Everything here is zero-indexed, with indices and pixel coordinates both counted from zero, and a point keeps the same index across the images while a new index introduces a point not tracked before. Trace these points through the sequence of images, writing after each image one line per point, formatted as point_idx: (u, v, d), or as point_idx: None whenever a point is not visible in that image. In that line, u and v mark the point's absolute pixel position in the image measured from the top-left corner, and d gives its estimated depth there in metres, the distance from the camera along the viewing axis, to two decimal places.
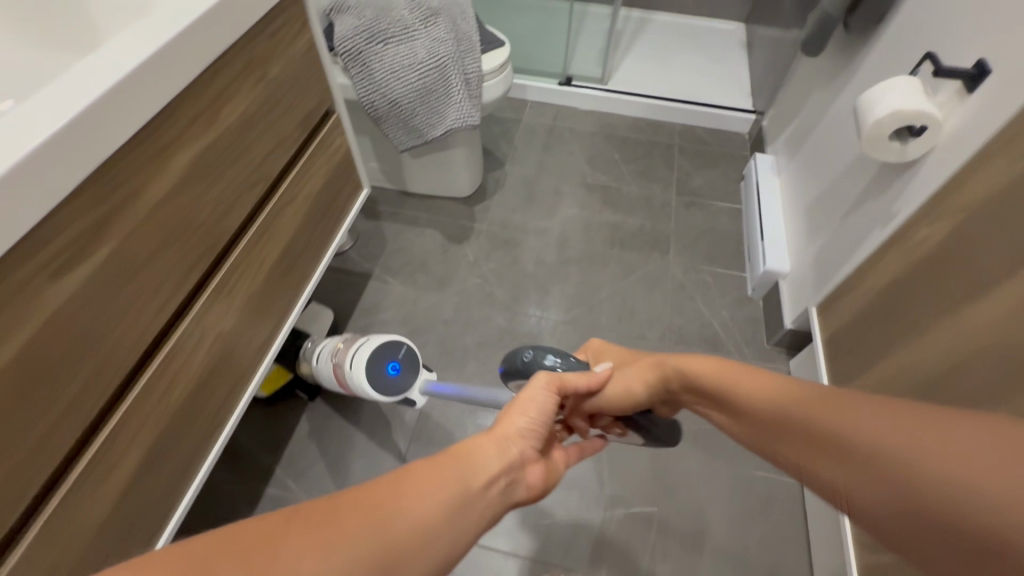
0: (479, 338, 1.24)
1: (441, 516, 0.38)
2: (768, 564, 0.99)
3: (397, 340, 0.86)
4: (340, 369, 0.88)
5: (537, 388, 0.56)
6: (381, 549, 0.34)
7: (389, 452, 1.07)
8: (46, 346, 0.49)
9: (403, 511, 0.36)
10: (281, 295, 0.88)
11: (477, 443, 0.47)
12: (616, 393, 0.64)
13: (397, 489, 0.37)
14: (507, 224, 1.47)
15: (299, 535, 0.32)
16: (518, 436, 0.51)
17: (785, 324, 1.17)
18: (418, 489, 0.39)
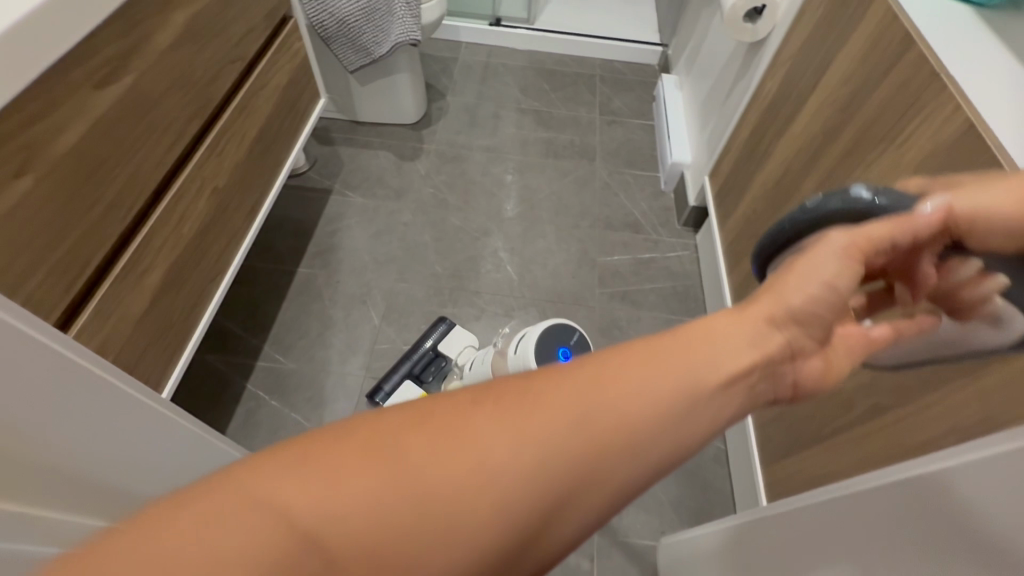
0: (436, 235, 1.40)
1: (655, 413, 0.36)
2: None
3: (568, 326, 0.90)
4: (501, 360, 0.94)
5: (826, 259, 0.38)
6: (583, 443, 0.34)
7: (365, 326, 1.22)
8: (96, 145, 0.61)
9: (619, 405, 0.35)
10: (262, 175, 1.00)
11: (731, 323, 0.39)
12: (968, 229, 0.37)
13: (608, 384, 0.36)
14: (453, 145, 1.63)
15: (467, 420, 0.33)
16: (808, 314, 0.39)
17: (690, 202, 1.41)
18: (648, 379, 0.36)
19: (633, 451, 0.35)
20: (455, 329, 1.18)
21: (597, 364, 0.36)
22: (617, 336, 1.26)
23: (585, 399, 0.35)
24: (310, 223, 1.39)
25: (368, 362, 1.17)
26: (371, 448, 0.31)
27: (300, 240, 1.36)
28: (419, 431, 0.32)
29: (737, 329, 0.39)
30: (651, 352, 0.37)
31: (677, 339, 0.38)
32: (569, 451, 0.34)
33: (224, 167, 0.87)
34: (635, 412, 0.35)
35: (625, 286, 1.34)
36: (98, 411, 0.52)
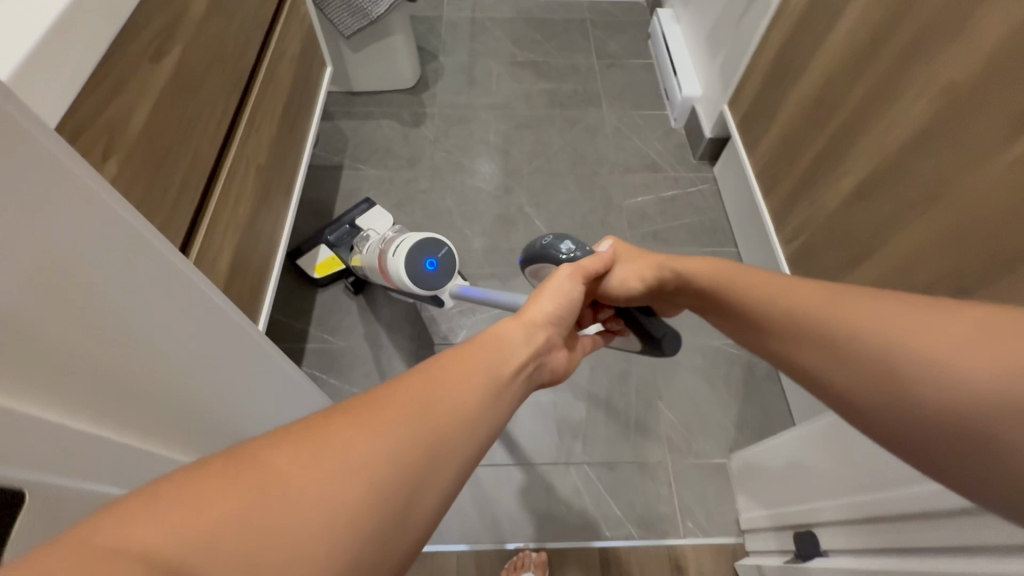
0: (458, 199, 1.38)
1: (473, 399, 0.39)
2: None
3: (439, 239, 0.94)
4: (382, 255, 0.96)
5: (563, 278, 0.57)
6: (426, 429, 0.34)
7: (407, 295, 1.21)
8: (160, 124, 0.58)
9: (448, 394, 0.37)
10: (292, 151, 0.97)
11: (505, 330, 0.48)
12: (617, 283, 0.65)
13: (434, 373, 0.38)
14: (456, 107, 1.59)
15: (315, 428, 0.32)
16: (543, 323, 0.52)
17: (706, 134, 1.41)
18: (463, 374, 0.40)
19: (467, 432, 0.37)
20: (377, 206, 1.20)
21: (426, 367, 0.39)
22: None
23: (425, 390, 0.37)
24: (328, 201, 1.36)
25: (418, 330, 1.17)
26: (234, 474, 0.28)
27: (322, 219, 1.33)
28: (280, 449, 0.30)
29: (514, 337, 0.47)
30: (461, 350, 0.43)
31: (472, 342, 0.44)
32: (418, 438, 0.34)
33: (263, 143, 0.84)
34: (461, 398, 0.38)
35: (654, 226, 1.35)
36: (209, 337, 0.50)
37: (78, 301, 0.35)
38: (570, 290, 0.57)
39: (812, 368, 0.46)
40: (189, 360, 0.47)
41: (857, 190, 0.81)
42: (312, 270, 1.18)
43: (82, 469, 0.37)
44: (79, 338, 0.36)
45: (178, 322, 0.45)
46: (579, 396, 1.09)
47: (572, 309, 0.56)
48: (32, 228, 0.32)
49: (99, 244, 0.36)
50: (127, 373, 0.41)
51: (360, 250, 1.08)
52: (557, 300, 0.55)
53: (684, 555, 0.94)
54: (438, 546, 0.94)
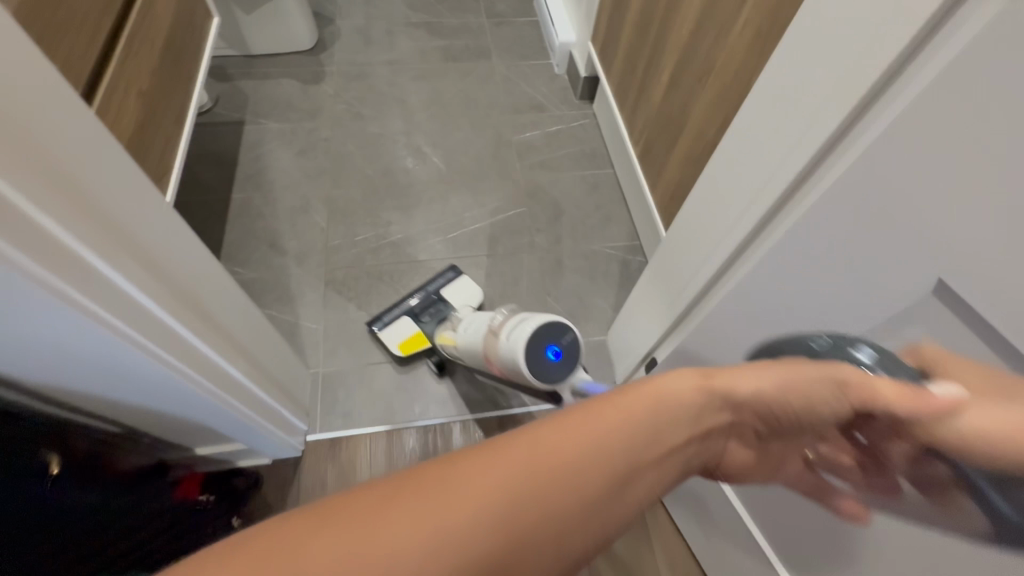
0: (359, 143, 1.48)
1: (560, 511, 0.32)
2: (606, 216, 1.41)
3: (565, 323, 0.77)
4: (492, 339, 0.84)
5: (829, 384, 0.40)
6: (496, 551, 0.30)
7: (313, 228, 1.30)
8: (28, 21, 0.65)
9: (541, 511, 0.31)
10: (180, 85, 1.04)
11: (649, 412, 0.37)
12: (965, 429, 0.36)
13: (529, 471, 0.32)
14: (354, 64, 1.67)
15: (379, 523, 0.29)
16: (710, 414, 0.40)
17: (581, 75, 1.58)
18: (563, 485, 0.32)
19: (544, 548, 0.31)
20: (461, 275, 1.20)
21: (524, 456, 0.32)
22: (542, 196, 1.43)
23: (508, 495, 0.31)
24: (232, 153, 1.42)
25: (326, 257, 1.26)
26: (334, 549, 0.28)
27: (227, 169, 1.39)
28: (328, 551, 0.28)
29: (663, 439, 0.37)
30: (603, 446, 0.34)
31: (616, 419, 0.35)
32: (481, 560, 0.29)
33: (145, 67, 0.91)
34: (580, 514, 0.33)
35: (541, 157, 1.51)
36: (171, 232, 0.59)
37: (78, 169, 0.46)
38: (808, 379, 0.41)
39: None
40: (162, 244, 0.58)
41: (671, 83, 0.98)
42: (395, 348, 1.11)
43: (98, 297, 0.49)
44: (90, 205, 0.47)
45: (144, 209, 0.55)
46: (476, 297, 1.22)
47: (787, 401, 0.41)
48: (36, 116, 0.42)
49: (73, 129, 0.46)
50: (129, 238, 0.52)
51: (455, 330, 1.01)
52: (761, 378, 0.41)
53: None
54: (354, 431, 1.05)
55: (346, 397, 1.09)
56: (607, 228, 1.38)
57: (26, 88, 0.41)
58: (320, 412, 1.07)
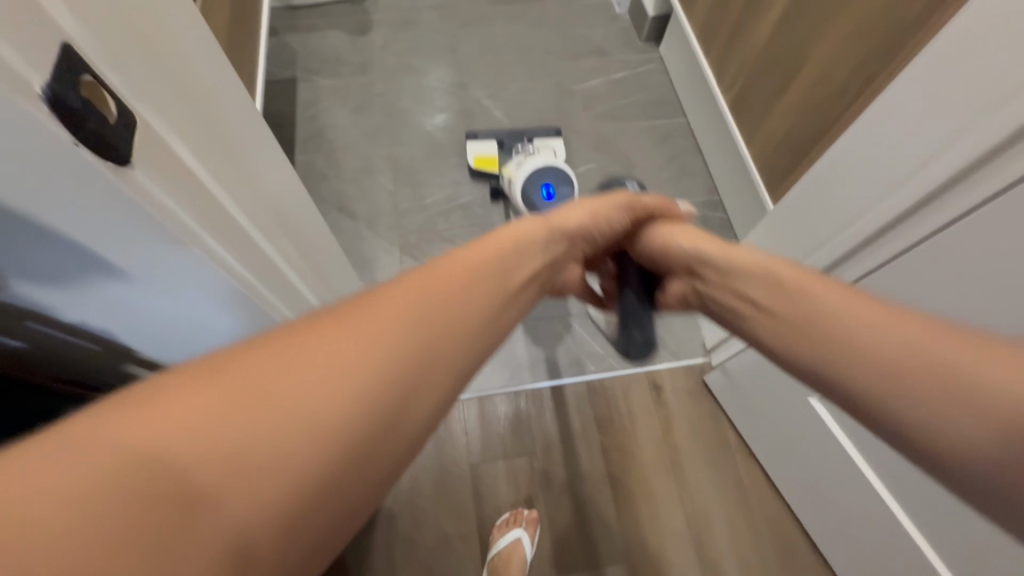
0: (417, 98, 1.41)
1: (463, 315, 0.39)
2: (680, 168, 1.34)
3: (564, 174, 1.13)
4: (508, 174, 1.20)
5: (619, 199, 0.66)
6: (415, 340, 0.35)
7: (381, 190, 1.27)
8: None
9: (449, 304, 0.38)
10: (243, 53, 0.99)
11: (521, 227, 0.52)
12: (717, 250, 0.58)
13: (426, 281, 0.38)
14: (401, 10, 1.56)
15: (292, 342, 0.32)
16: (572, 227, 0.59)
17: (648, 14, 1.46)
18: (465, 285, 0.40)
19: (450, 346, 0.37)
20: (558, 138, 1.33)
21: (421, 274, 0.39)
22: (612, 149, 1.36)
23: (410, 302, 0.36)
24: (288, 114, 1.36)
25: (397, 220, 1.23)
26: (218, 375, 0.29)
27: (286, 130, 1.34)
28: (252, 369, 0.30)
29: (528, 261, 0.49)
30: (473, 268, 0.42)
31: (481, 248, 0.45)
32: (399, 357, 0.34)
33: (220, 30, 0.85)
34: (493, 302, 0.42)
35: (607, 107, 1.42)
36: (292, 186, 0.62)
37: (233, 137, 0.47)
38: (606, 210, 0.64)
39: (867, 413, 0.40)
40: (288, 200, 0.60)
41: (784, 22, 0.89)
42: (472, 156, 1.29)
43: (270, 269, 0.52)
44: (246, 169, 0.49)
45: (275, 170, 0.57)
46: None
47: (597, 221, 0.63)
48: (203, 88, 0.43)
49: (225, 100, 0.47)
50: (274, 195, 0.55)
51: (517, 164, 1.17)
52: (581, 211, 0.61)
53: (661, 375, 1.08)
54: None
55: None
56: (682, 182, 1.32)
57: (199, 64, 0.42)
58: None
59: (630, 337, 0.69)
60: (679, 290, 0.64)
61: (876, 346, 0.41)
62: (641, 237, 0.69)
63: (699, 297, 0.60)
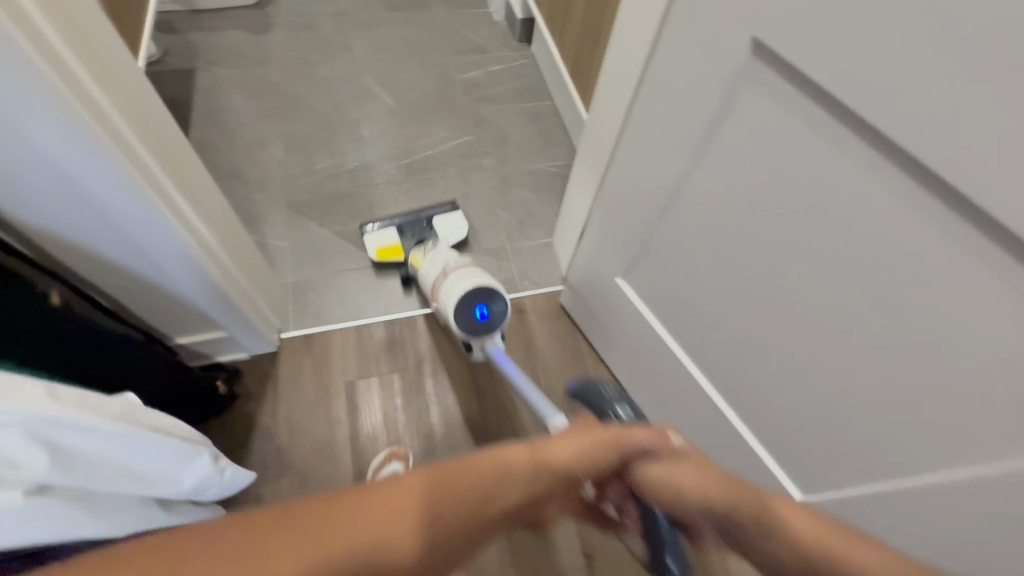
0: (311, 85, 1.55)
1: (422, 524, 0.37)
2: (548, 139, 1.54)
3: (497, 291, 0.94)
4: (442, 279, 1.00)
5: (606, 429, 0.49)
6: (360, 560, 0.34)
7: (273, 160, 1.38)
8: None
9: (419, 527, 0.36)
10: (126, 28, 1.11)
11: (500, 463, 0.43)
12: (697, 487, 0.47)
13: (399, 497, 0.37)
14: (299, 14, 1.72)
15: (266, 548, 0.33)
16: (559, 469, 0.45)
17: (518, 16, 1.69)
18: (417, 508, 0.37)
19: (412, 550, 0.35)
20: (457, 213, 1.29)
21: (409, 484, 0.38)
22: (488, 125, 1.54)
23: (393, 512, 0.36)
24: (185, 98, 1.47)
25: (287, 184, 1.34)
26: (259, 526, 0.34)
27: (183, 112, 1.44)
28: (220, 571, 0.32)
29: (510, 492, 0.42)
30: (441, 490, 0.39)
31: (453, 474, 0.40)
32: (363, 561, 0.34)
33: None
34: (452, 528, 0.38)
35: (484, 92, 1.62)
36: None
37: None
38: (587, 452, 0.47)
39: (761, 552, 0.47)
40: None
41: None
42: (372, 251, 1.21)
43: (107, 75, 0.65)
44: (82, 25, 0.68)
45: None
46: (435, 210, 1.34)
47: (584, 463, 0.47)
48: None
49: None
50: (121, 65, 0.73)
51: (426, 254, 1.10)
52: (567, 448, 0.46)
53: (524, 303, 1.25)
54: (330, 325, 1.15)
55: (315, 299, 1.18)
56: (549, 150, 1.51)
57: None
58: (291, 314, 1.15)
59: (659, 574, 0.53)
60: (716, 538, 0.50)
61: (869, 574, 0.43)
62: (631, 474, 0.50)
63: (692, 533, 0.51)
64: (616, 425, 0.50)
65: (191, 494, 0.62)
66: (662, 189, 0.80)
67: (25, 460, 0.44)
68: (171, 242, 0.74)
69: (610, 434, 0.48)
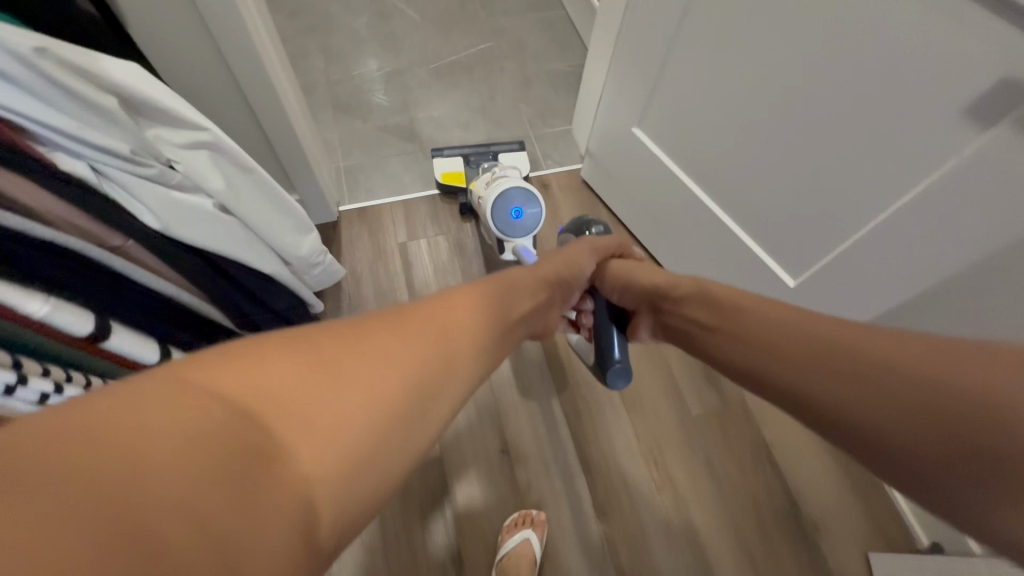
0: (342, 4, 1.68)
1: (466, 324, 0.45)
2: (562, 43, 1.65)
3: (534, 197, 1.03)
4: (486, 184, 1.09)
5: (578, 250, 0.76)
6: (438, 347, 0.40)
7: (315, 69, 1.53)
8: None
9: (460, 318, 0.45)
10: None
11: (509, 278, 0.59)
12: (619, 276, 0.76)
13: (437, 303, 0.44)
14: None
15: (371, 331, 0.37)
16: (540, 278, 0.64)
17: None
18: (457, 312, 0.45)
19: (462, 336, 0.44)
20: (522, 150, 1.33)
21: (436, 298, 0.46)
22: (506, 34, 1.66)
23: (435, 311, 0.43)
24: None
25: (330, 88, 1.49)
26: (296, 352, 0.32)
27: None
28: (344, 355, 0.34)
29: (522, 299, 0.59)
30: (470, 299, 0.48)
31: (467, 294, 0.49)
32: (439, 340, 0.41)
33: None
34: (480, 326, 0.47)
35: (501, 5, 1.73)
36: None
37: None
38: (570, 257, 0.73)
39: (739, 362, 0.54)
40: None
41: None
42: (438, 173, 1.29)
43: None
44: None
45: None
46: (462, 107, 1.49)
47: (558, 270, 0.69)
48: None
49: None
50: None
51: (481, 176, 1.15)
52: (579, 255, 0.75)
53: (549, 180, 1.40)
54: (379, 199, 1.32)
55: (365, 180, 1.35)
56: (564, 53, 1.63)
57: None
58: (346, 191, 1.32)
59: (608, 358, 0.75)
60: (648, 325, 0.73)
61: (903, 366, 0.40)
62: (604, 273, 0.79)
63: (665, 324, 0.68)
64: (582, 249, 0.77)
65: (303, 262, 0.80)
66: (667, 32, 0.92)
67: (207, 175, 0.60)
68: (259, 86, 0.90)
69: (566, 258, 0.72)
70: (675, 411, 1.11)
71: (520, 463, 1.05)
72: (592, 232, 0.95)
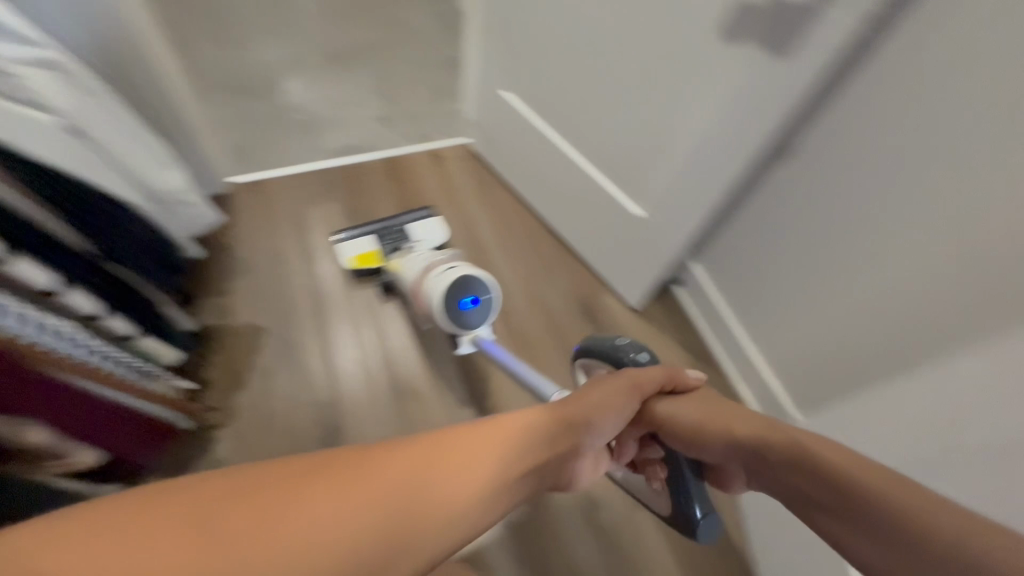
0: None
1: (441, 501, 0.34)
2: (454, 32, 1.77)
3: (488, 282, 0.94)
4: (424, 276, 0.97)
5: (618, 381, 0.59)
6: (376, 536, 0.30)
7: (208, 53, 1.56)
8: None
9: (445, 492, 0.35)
10: None
11: (533, 416, 0.47)
12: (693, 424, 0.59)
13: (418, 454, 0.36)
14: None
15: (305, 494, 0.30)
16: (573, 413, 0.51)
17: None
18: (444, 479, 0.35)
19: (427, 518, 0.33)
20: (428, 212, 1.21)
21: (424, 451, 0.36)
22: (400, 23, 1.76)
23: (410, 480, 0.33)
24: None
25: (222, 70, 1.52)
26: (196, 509, 0.28)
27: None
28: (243, 521, 0.28)
29: (551, 448, 0.45)
30: (464, 457, 0.38)
31: (466, 455, 0.38)
32: (380, 517, 0.30)
33: None
34: (459, 508, 0.35)
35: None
36: None
37: None
38: (603, 394, 0.56)
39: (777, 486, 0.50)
40: None
41: None
42: (347, 258, 1.14)
43: None
44: None
45: None
46: (357, 88, 1.56)
47: (586, 407, 0.54)
48: None
49: None
50: None
51: (404, 258, 1.09)
52: (615, 390, 0.58)
53: (442, 151, 1.48)
54: (272, 170, 1.35)
55: (258, 153, 1.38)
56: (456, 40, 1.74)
57: None
58: (239, 164, 1.35)
59: (690, 518, 0.62)
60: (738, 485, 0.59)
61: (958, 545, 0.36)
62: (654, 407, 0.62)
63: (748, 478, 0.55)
64: (614, 382, 0.59)
65: (166, 198, 0.86)
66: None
67: (54, 94, 0.66)
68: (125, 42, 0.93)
69: (613, 388, 0.58)
70: (557, 346, 1.21)
71: (411, 399, 1.10)
72: (630, 358, 0.71)
